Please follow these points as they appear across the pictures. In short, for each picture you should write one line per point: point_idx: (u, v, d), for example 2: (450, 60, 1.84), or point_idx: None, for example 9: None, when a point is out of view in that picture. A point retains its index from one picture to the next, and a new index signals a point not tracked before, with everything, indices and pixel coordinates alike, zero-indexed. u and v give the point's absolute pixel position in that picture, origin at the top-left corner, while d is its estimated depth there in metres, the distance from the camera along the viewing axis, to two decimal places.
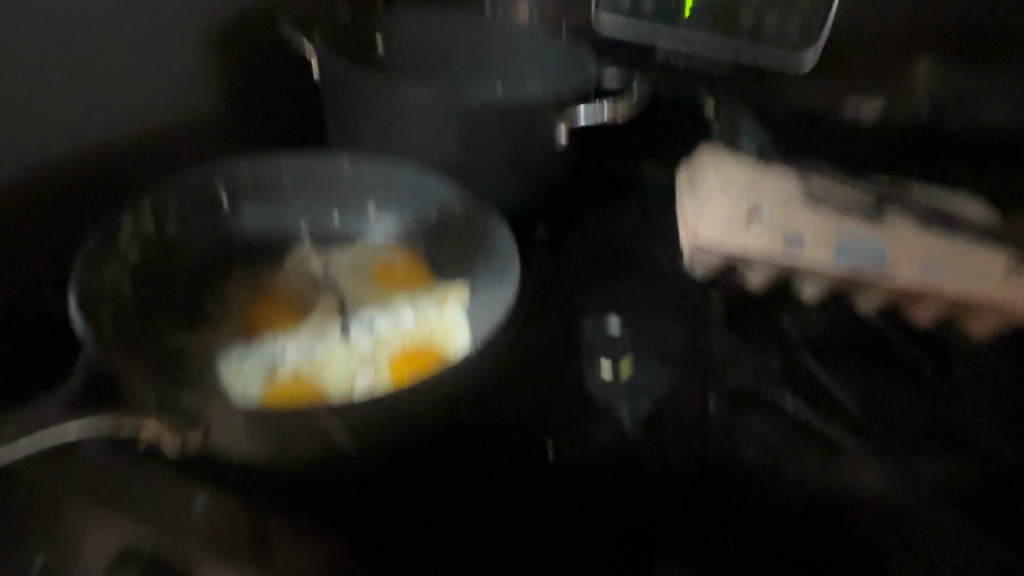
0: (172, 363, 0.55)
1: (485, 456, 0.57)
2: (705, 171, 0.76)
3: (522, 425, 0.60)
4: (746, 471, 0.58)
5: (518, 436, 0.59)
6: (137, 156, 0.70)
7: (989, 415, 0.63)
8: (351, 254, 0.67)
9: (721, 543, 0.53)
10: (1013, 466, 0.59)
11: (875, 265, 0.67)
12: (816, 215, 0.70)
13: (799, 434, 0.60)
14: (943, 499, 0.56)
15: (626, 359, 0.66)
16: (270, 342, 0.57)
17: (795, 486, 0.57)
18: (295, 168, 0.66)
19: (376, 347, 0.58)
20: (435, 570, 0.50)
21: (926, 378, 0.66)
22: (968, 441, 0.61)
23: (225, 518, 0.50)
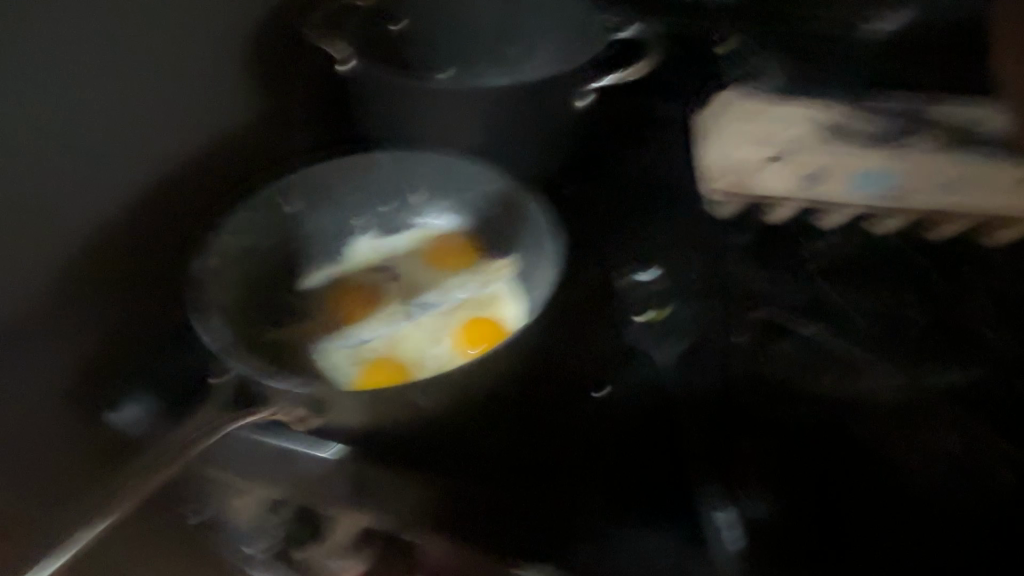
0: (273, 357, 0.64)
1: (542, 402, 0.65)
2: (727, 116, 0.80)
3: (570, 372, 0.68)
4: (775, 392, 0.65)
5: (568, 381, 0.67)
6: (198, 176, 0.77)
7: (992, 309, 0.70)
8: (404, 241, 0.77)
9: (760, 455, 0.61)
10: (1011, 352, 0.66)
11: (888, 191, 0.73)
12: (834, 151, 0.74)
13: (819, 355, 0.68)
14: (949, 392, 0.64)
15: (658, 305, 0.73)
16: (352, 330, 0.67)
17: (819, 399, 0.65)
18: (345, 168, 0.74)
19: (442, 323, 0.68)
20: (515, 501, 0.58)
21: (936, 285, 0.73)
22: (973, 335, 0.68)
23: (338, 473, 0.60)
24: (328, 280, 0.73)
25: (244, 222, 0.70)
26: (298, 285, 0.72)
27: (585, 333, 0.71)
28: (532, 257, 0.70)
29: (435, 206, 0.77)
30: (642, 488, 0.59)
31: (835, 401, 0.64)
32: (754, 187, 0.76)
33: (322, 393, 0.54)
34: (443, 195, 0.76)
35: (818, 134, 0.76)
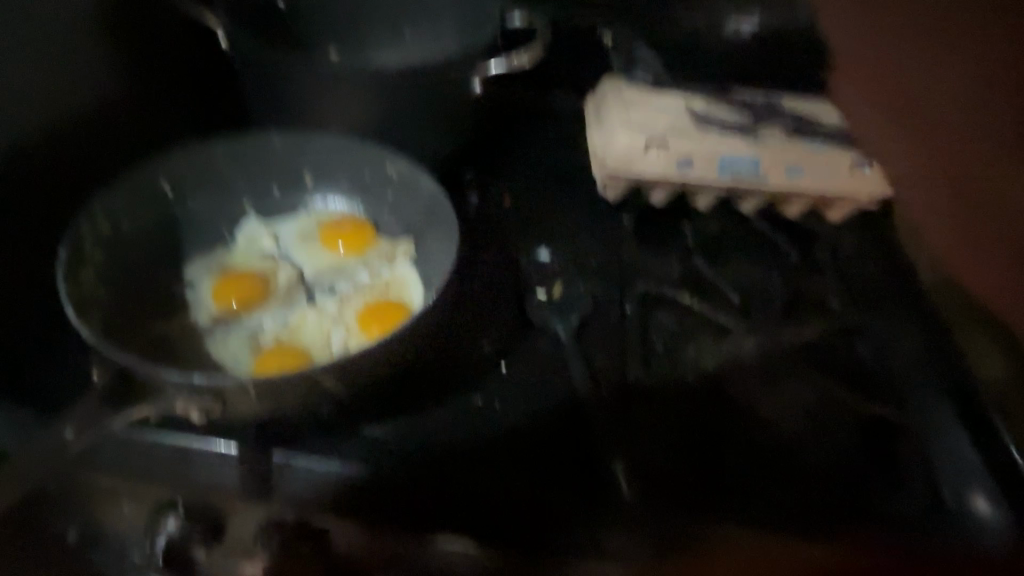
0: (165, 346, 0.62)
1: (446, 379, 0.67)
2: (609, 105, 0.86)
3: (476, 350, 0.70)
4: (658, 357, 0.72)
5: (474, 360, 0.69)
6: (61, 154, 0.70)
7: (838, 281, 0.82)
8: (300, 223, 0.75)
9: (647, 422, 0.66)
10: (848, 317, 0.78)
11: (750, 173, 0.82)
12: (702, 138, 0.82)
13: (696, 322, 0.76)
14: (802, 354, 0.73)
15: (556, 282, 0.78)
16: (246, 316, 0.65)
17: (697, 365, 0.72)
18: (229, 148, 0.70)
19: (342, 308, 0.67)
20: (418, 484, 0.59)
21: (792, 262, 0.84)
22: (819, 303, 0.79)
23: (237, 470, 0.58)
24: (215, 269, 0.69)
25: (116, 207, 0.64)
26: (183, 273, 0.68)
27: (485, 312, 0.73)
28: (434, 238, 0.70)
29: (331, 188, 0.76)
30: (542, 461, 0.62)
31: (711, 366, 0.71)
32: (634, 174, 0.82)
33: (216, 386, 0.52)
34: (340, 177, 0.75)
35: (688, 123, 0.83)
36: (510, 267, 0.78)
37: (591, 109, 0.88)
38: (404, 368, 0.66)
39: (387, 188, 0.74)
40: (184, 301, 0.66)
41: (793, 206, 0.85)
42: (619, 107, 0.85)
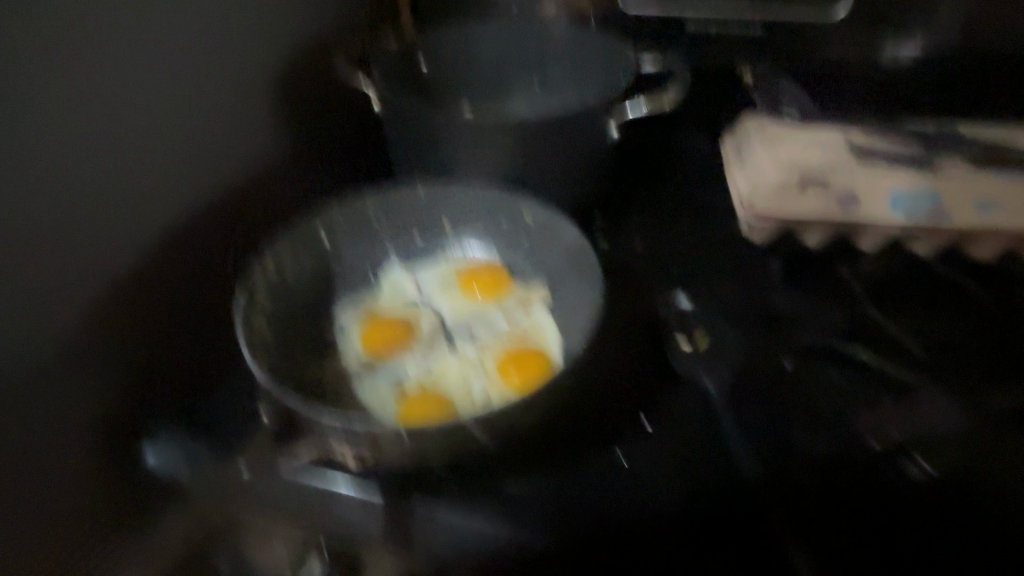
0: (316, 393, 0.62)
1: (579, 424, 0.64)
2: (752, 142, 0.82)
3: (615, 404, 0.66)
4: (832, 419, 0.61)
5: (616, 416, 0.65)
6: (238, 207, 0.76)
7: None
8: (437, 269, 0.77)
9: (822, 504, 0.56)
10: None
11: (930, 209, 0.72)
12: (864, 174, 0.76)
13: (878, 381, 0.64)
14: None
15: (700, 331, 0.71)
16: (392, 360, 0.67)
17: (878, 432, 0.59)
18: (378, 201, 0.72)
19: (482, 355, 0.68)
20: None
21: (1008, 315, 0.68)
22: None
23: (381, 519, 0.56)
24: (364, 312, 0.72)
25: (283, 258, 0.66)
26: (336, 321, 0.71)
27: (628, 364, 0.69)
28: (576, 289, 0.69)
29: (470, 237, 0.77)
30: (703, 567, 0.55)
31: (908, 435, 0.59)
32: (792, 215, 0.75)
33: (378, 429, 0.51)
34: (478, 225, 0.76)
35: (848, 159, 0.77)
36: (649, 324, 0.73)
37: (732, 144, 0.84)
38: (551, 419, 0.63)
39: (521, 236, 0.74)
40: (334, 347, 0.68)
41: (983, 242, 0.72)
42: (765, 140, 0.81)
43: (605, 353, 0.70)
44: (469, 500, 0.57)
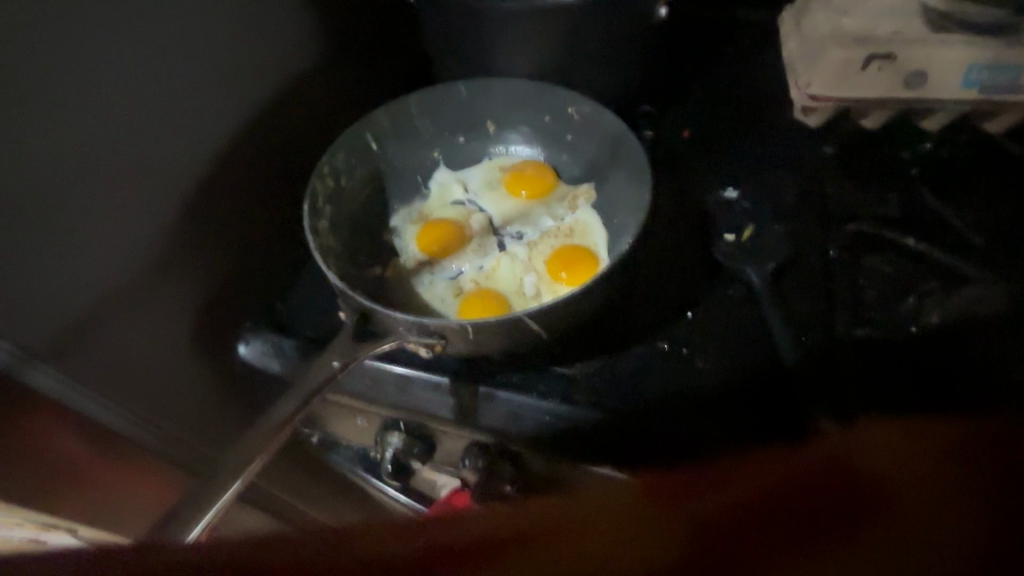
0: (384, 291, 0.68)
1: (625, 318, 0.67)
2: (813, 10, 0.75)
3: (661, 298, 0.68)
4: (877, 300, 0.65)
5: (662, 308, 0.67)
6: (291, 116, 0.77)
7: None
8: (482, 170, 0.78)
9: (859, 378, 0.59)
10: None
11: (1004, 84, 0.69)
12: (943, 45, 0.68)
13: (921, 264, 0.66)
14: None
15: (751, 227, 0.71)
16: (447, 262, 0.71)
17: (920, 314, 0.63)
18: (420, 101, 0.72)
19: (533, 253, 0.71)
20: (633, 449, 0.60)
21: None
22: None
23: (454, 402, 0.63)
24: (417, 216, 0.75)
25: (340, 162, 0.69)
26: (391, 224, 0.74)
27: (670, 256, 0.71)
28: (622, 175, 0.69)
29: (514, 135, 0.77)
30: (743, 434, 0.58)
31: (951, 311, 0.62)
32: (849, 97, 0.73)
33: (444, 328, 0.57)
34: (522, 124, 0.76)
35: (924, 28, 0.69)
36: (699, 213, 0.73)
37: (790, 15, 0.79)
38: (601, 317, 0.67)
39: (565, 132, 0.74)
40: (392, 248, 0.72)
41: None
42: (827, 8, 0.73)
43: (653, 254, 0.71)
44: (529, 383, 0.63)
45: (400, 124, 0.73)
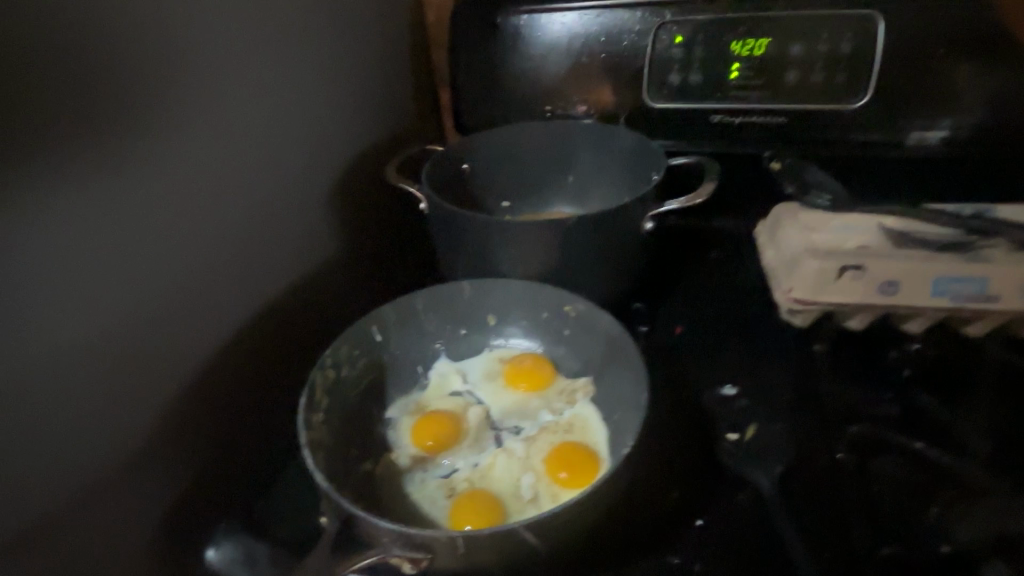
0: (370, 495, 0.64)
1: (630, 531, 0.62)
2: (785, 227, 0.83)
3: (669, 507, 0.64)
4: (897, 519, 0.60)
5: (670, 515, 0.63)
6: (291, 313, 0.85)
7: None
8: (481, 361, 0.80)
9: None
10: None
11: (972, 295, 0.73)
12: (905, 262, 0.74)
13: (930, 473, 0.63)
14: None
15: (751, 427, 0.70)
16: (441, 460, 0.68)
17: (943, 539, 0.58)
18: (426, 298, 0.76)
19: (531, 450, 0.69)
20: None
21: None
22: None
23: None
24: (414, 409, 0.74)
25: (343, 351, 0.69)
26: (386, 415, 0.73)
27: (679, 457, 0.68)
28: (617, 370, 0.70)
29: (512, 328, 0.80)
30: None
31: (975, 537, 0.58)
32: (830, 302, 0.76)
33: (430, 537, 0.53)
34: (520, 318, 0.79)
35: (885, 248, 0.76)
36: (696, 408, 0.73)
37: (768, 224, 0.87)
38: (619, 513, 0.64)
39: (562, 326, 0.77)
40: (386, 439, 0.71)
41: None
42: (796, 229, 0.82)
43: (661, 459, 0.68)
44: None
45: (407, 317, 0.76)
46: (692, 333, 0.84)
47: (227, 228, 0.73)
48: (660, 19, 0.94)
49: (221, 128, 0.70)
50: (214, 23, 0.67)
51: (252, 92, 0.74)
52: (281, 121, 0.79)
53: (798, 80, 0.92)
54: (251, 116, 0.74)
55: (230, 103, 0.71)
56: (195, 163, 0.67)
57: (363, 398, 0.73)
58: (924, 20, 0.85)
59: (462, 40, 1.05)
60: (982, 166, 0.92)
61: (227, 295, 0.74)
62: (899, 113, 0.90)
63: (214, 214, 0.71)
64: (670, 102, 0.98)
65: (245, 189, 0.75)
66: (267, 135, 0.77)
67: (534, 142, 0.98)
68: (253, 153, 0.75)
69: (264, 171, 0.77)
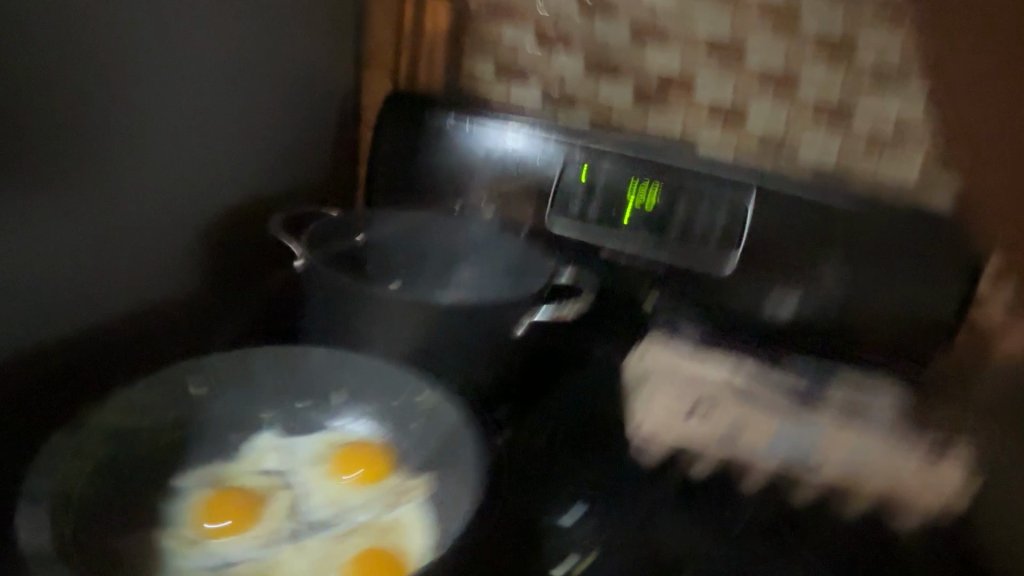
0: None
1: None
2: (649, 363, 0.88)
3: None
4: None
5: None
6: (124, 338, 0.75)
7: None
8: (312, 441, 0.71)
9: None
10: None
11: (801, 457, 0.77)
12: (746, 413, 0.80)
13: None
14: None
15: (582, 560, 0.67)
16: (220, 546, 0.60)
17: None
18: (264, 357, 0.68)
19: (329, 551, 0.61)
20: None
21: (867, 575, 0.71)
22: None
23: None
24: (209, 481, 0.64)
25: (139, 399, 0.61)
26: (174, 482, 0.63)
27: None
28: (452, 473, 0.65)
29: (355, 411, 0.72)
30: None
31: None
32: (674, 439, 0.79)
33: None
34: (368, 403, 0.72)
35: (733, 399, 0.82)
36: (531, 535, 0.69)
37: (634, 358, 0.92)
38: None
39: (410, 419, 0.70)
40: (162, 514, 0.61)
41: (857, 481, 0.76)
42: (660, 364, 0.87)
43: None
44: None
45: (235, 374, 0.67)
46: (547, 448, 0.81)
47: (75, 246, 0.66)
48: (572, 154, 1.03)
49: (99, 146, 0.66)
50: (129, 36, 0.66)
51: (149, 117, 0.71)
52: (169, 151, 0.75)
53: (680, 234, 1.01)
54: (141, 140, 0.71)
55: (122, 124, 0.68)
56: (57, 163, 0.61)
57: (150, 456, 0.63)
58: (786, 212, 0.99)
59: (389, 125, 1.08)
60: (829, 343, 1.02)
61: (39, 317, 0.64)
62: (762, 283, 1.01)
63: (59, 221, 0.64)
64: (568, 226, 1.04)
65: (106, 211, 0.69)
66: (152, 161, 0.74)
67: (435, 232, 0.99)
68: (129, 177, 0.71)
69: (137, 196, 0.73)
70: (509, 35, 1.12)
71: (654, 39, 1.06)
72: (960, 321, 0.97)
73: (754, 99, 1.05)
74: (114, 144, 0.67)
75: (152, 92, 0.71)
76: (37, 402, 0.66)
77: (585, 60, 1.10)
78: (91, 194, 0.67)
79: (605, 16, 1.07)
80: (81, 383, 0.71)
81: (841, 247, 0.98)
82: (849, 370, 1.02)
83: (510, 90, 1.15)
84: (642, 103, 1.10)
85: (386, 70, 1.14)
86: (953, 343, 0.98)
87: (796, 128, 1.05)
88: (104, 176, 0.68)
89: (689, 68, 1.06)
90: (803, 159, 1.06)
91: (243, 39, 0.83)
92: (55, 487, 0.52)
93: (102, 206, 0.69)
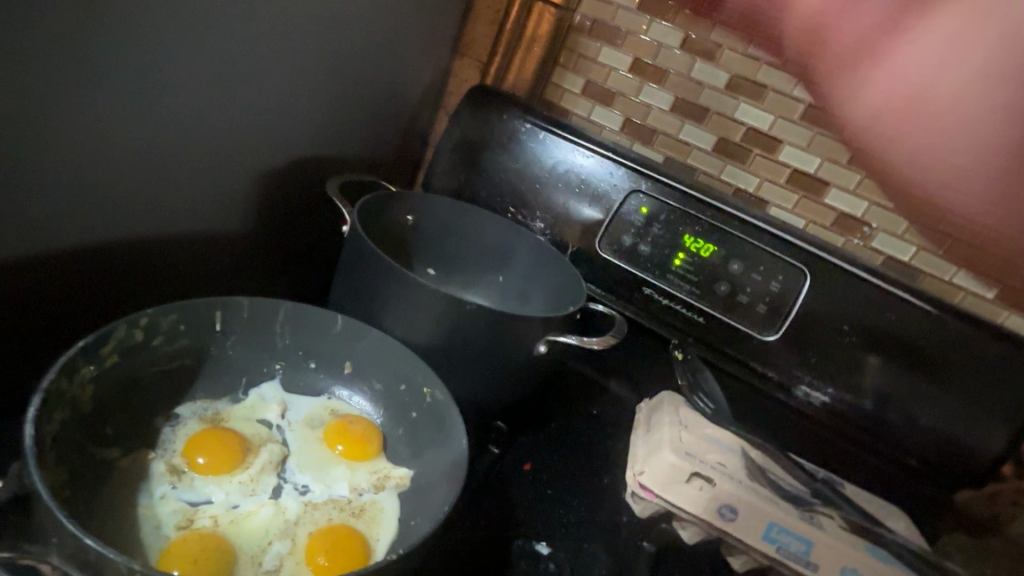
0: (90, 489, 0.56)
1: None
2: (662, 412, 0.84)
3: None
4: None
5: None
6: (167, 260, 0.79)
7: None
8: (313, 404, 0.72)
9: None
10: None
11: (801, 556, 0.71)
12: (754, 494, 0.74)
13: None
14: None
15: None
16: (202, 483, 0.62)
17: None
18: (290, 313, 0.70)
19: (303, 516, 0.62)
20: None
21: None
22: None
23: None
24: (207, 416, 0.66)
25: (165, 323, 0.63)
26: (176, 410, 0.65)
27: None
28: (439, 473, 0.65)
29: (362, 387, 0.73)
30: None
31: None
32: (670, 500, 0.74)
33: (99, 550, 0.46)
34: (375, 381, 0.73)
35: (742, 472, 0.77)
36: (502, 556, 0.68)
37: (645, 408, 0.87)
38: None
39: (411, 408, 0.70)
40: (157, 436, 0.63)
41: None
42: (672, 416, 0.82)
43: None
44: None
45: (259, 322, 0.69)
46: (539, 472, 0.80)
47: (144, 166, 0.69)
48: (639, 185, 1.01)
49: (192, 79, 0.69)
50: None
51: (246, 61, 0.74)
52: (254, 101, 0.78)
53: (727, 292, 0.98)
54: (232, 81, 0.74)
55: (219, 63, 0.71)
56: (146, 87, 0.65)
57: (163, 378, 0.65)
58: (844, 296, 0.94)
59: (465, 117, 1.09)
60: (855, 442, 0.97)
61: (98, 219, 0.68)
62: (802, 363, 0.96)
63: (137, 140, 0.67)
64: (614, 255, 1.02)
65: (185, 140, 0.72)
66: (238, 105, 0.76)
67: (482, 231, 0.99)
68: (212, 117, 0.74)
69: (215, 132, 0.75)
70: (605, 55, 1.10)
71: (750, 91, 1.03)
72: (1006, 457, 0.90)
73: (840, 175, 1.00)
74: (204, 81, 0.70)
75: (253, 41, 0.73)
76: (84, 294, 0.71)
77: (674, 96, 1.08)
78: (177, 124, 0.70)
79: (706, 57, 1.04)
80: (124, 290, 0.75)
81: (897, 347, 0.92)
82: (869, 477, 0.97)
83: (591, 109, 1.14)
84: (721, 151, 1.07)
85: (477, 62, 1.15)
86: (990, 477, 0.92)
87: (876, 214, 1.00)
88: (187, 109, 0.70)
89: (779, 128, 1.02)
90: (875, 247, 1.01)
91: (348, 4, 0.84)
92: (67, 386, 0.54)
93: (184, 135, 0.72)
